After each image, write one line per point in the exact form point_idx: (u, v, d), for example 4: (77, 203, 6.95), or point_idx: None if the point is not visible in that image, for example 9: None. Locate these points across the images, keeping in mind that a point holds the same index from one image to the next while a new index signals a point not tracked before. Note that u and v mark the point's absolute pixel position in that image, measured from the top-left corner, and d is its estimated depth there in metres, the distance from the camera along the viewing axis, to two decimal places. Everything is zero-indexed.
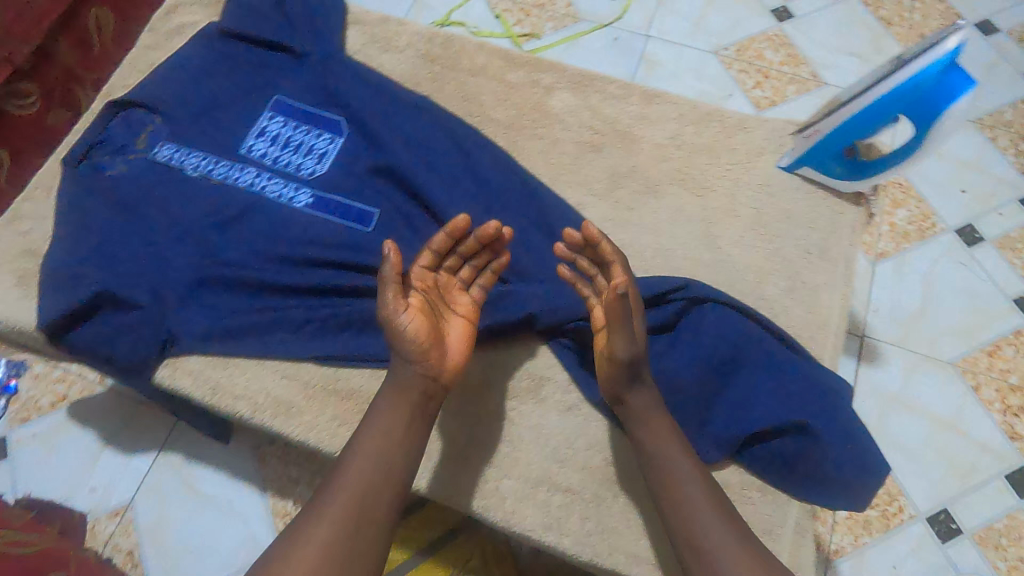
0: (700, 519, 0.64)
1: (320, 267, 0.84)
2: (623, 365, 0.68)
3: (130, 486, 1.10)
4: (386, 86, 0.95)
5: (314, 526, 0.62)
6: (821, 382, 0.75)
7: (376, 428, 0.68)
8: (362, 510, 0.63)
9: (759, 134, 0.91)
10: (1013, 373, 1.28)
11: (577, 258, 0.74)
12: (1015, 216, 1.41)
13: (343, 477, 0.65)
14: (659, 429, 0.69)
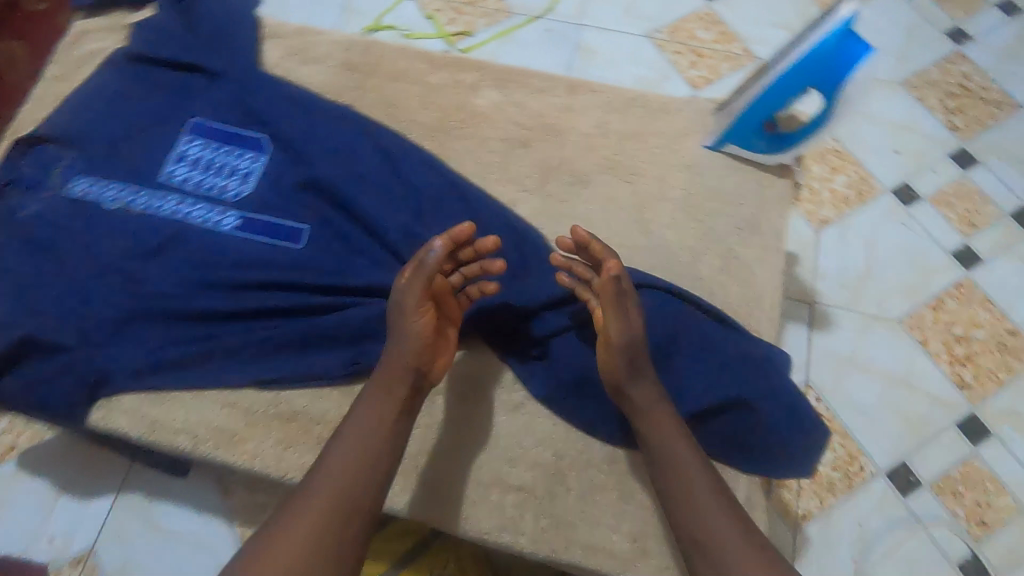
0: (703, 508, 0.63)
1: (250, 290, 0.82)
2: (630, 349, 0.69)
3: (90, 532, 1.06)
4: (307, 98, 0.94)
5: (295, 521, 0.60)
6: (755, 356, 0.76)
7: (364, 417, 0.68)
8: (344, 504, 0.62)
9: (683, 116, 0.92)
10: (956, 324, 1.32)
11: (574, 265, 0.74)
12: (947, 171, 1.45)
13: (325, 471, 0.64)
14: (665, 424, 0.68)
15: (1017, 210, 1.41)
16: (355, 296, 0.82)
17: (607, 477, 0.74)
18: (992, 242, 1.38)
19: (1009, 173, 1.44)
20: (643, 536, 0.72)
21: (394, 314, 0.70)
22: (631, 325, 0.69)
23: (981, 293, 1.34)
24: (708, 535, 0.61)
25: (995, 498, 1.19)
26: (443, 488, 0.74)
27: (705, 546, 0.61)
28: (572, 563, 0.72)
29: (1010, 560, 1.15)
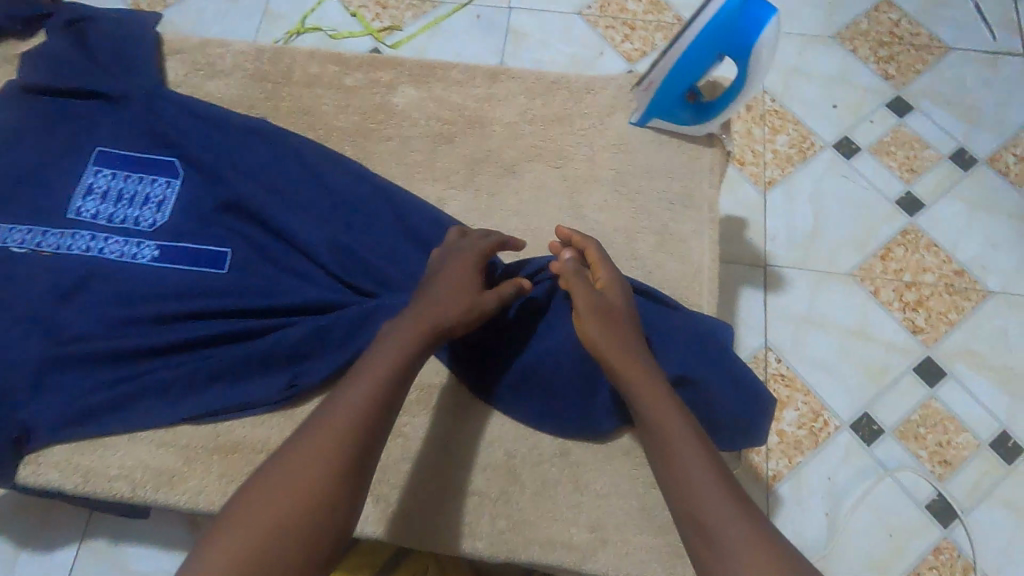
0: (705, 491, 0.57)
1: (176, 322, 0.79)
2: (603, 307, 0.69)
3: None
4: (216, 114, 0.89)
5: (256, 513, 0.54)
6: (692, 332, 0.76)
7: (342, 405, 0.60)
8: (310, 496, 0.55)
9: (606, 93, 0.90)
10: (906, 271, 1.33)
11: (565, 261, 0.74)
12: (885, 120, 1.45)
13: (294, 454, 0.57)
14: (665, 407, 0.63)
15: (954, 152, 1.42)
16: (286, 316, 0.80)
17: (559, 470, 0.73)
18: (932, 186, 1.40)
19: (944, 116, 1.45)
20: (600, 525, 0.71)
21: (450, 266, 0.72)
22: (605, 298, 0.70)
23: (926, 238, 1.36)
24: (711, 520, 0.56)
25: (954, 436, 1.22)
26: (393, 502, 0.72)
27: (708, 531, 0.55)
28: (532, 562, 0.71)
29: (974, 494, 1.18)
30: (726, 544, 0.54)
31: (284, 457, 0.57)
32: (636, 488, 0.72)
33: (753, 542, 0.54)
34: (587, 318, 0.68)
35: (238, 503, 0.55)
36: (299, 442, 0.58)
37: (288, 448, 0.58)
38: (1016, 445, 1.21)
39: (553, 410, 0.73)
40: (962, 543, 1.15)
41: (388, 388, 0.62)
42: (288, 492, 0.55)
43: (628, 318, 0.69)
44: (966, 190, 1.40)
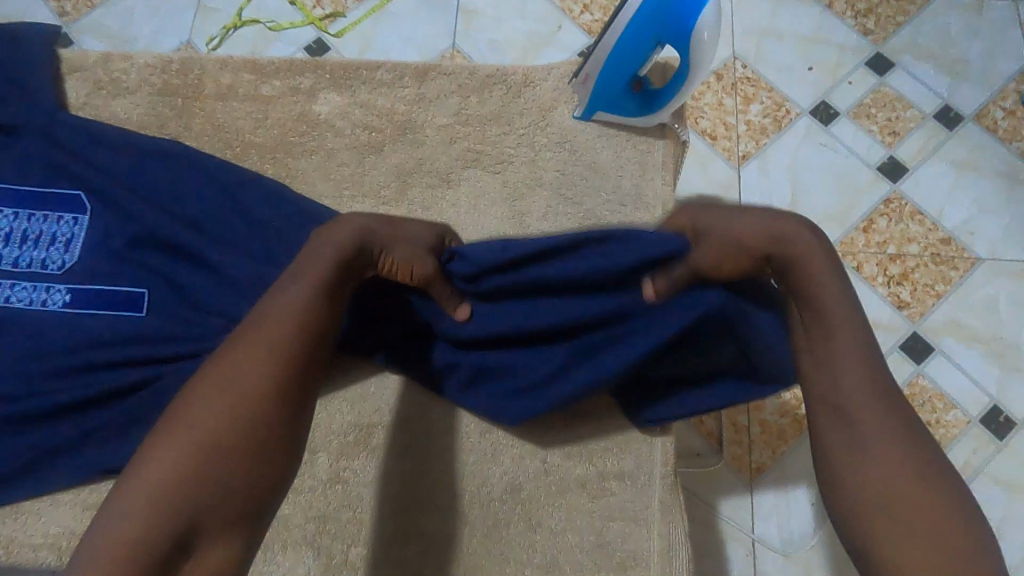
0: (857, 395, 0.54)
1: (95, 372, 0.73)
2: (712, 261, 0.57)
3: None
4: (120, 138, 0.81)
5: (159, 464, 0.49)
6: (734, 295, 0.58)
7: (259, 347, 0.56)
8: (215, 447, 0.51)
9: (546, 86, 0.83)
10: (890, 243, 1.26)
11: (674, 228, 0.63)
12: (864, 81, 1.36)
13: (203, 408, 0.53)
14: (827, 285, 0.56)
15: (939, 111, 1.34)
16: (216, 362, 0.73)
17: (510, 507, 0.69)
18: (916, 149, 1.32)
19: (928, 71, 1.36)
20: (555, 564, 0.67)
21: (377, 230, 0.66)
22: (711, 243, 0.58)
23: (911, 206, 1.28)
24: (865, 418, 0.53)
25: (943, 414, 1.17)
26: (336, 554, 0.68)
27: (846, 418, 0.53)
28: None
29: (965, 472, 1.14)
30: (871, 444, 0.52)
31: (186, 405, 0.53)
32: (593, 523, 0.68)
33: (901, 453, 0.52)
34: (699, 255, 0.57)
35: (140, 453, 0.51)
36: (214, 389, 0.54)
37: (193, 397, 0.54)
38: (1008, 419, 1.16)
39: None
40: None
41: (302, 331, 0.58)
42: (194, 439, 0.51)
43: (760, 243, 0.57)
44: (951, 150, 1.32)
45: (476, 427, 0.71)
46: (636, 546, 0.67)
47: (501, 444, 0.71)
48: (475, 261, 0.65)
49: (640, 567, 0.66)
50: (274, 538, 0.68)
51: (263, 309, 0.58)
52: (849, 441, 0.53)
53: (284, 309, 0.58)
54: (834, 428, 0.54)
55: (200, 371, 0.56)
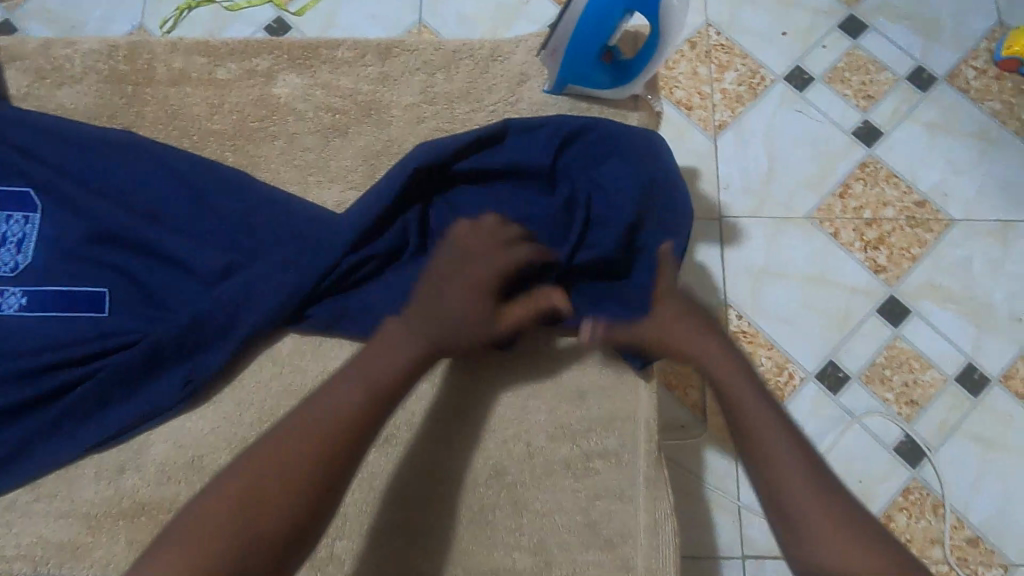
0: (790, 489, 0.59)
1: (56, 376, 0.69)
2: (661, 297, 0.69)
3: None
4: (69, 129, 0.76)
5: (201, 523, 0.53)
6: (646, 159, 0.74)
7: (310, 416, 0.58)
8: (249, 516, 0.54)
9: (514, 60, 0.80)
10: (865, 208, 1.27)
11: (623, 174, 0.73)
12: (838, 44, 1.35)
13: (249, 470, 0.56)
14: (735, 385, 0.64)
15: (912, 73, 1.33)
16: (189, 359, 0.70)
17: (496, 491, 0.68)
18: (891, 112, 1.31)
19: (901, 33, 1.35)
20: (542, 546, 0.66)
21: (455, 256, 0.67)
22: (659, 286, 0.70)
23: (886, 169, 1.29)
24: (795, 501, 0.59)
25: (920, 374, 1.19)
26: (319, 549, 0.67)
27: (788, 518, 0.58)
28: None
29: (942, 431, 1.16)
30: (810, 528, 0.57)
31: (242, 477, 0.55)
32: (579, 503, 0.68)
33: (844, 536, 0.56)
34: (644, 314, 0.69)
35: (193, 520, 0.54)
36: (264, 454, 0.57)
37: (246, 459, 0.57)
38: (982, 376, 1.19)
39: (474, 390, 0.71)
40: (930, 481, 1.14)
41: (353, 416, 0.59)
42: (245, 511, 0.54)
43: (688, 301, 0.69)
44: (924, 112, 1.31)
45: (457, 414, 0.71)
46: (623, 523, 0.67)
47: (483, 429, 0.70)
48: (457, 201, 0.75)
49: (628, 543, 0.66)
50: None
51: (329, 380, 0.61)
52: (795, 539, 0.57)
53: (349, 395, 0.60)
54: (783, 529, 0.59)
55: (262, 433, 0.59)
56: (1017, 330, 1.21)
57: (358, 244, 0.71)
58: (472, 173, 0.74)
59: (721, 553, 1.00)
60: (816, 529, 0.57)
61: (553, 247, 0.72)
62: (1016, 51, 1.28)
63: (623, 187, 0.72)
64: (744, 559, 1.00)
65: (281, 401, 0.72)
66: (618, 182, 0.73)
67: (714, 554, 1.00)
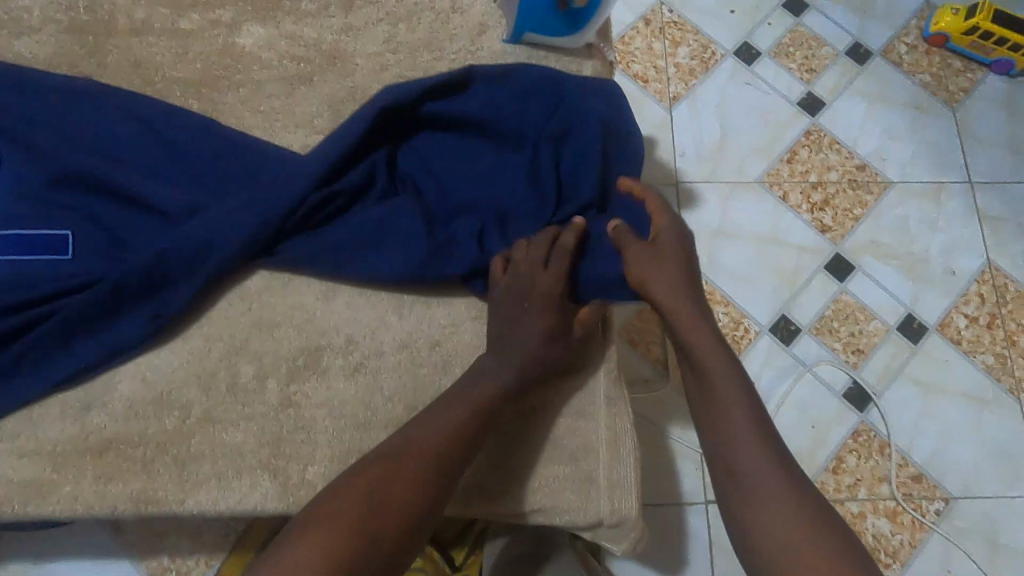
0: (740, 451, 0.61)
1: (11, 316, 0.69)
2: (654, 251, 0.70)
3: None
4: (26, 76, 0.76)
5: (337, 511, 0.56)
6: (600, 104, 0.78)
7: (436, 429, 0.63)
8: (373, 516, 0.57)
9: (474, 11, 0.84)
10: (811, 172, 1.34)
11: (581, 116, 0.77)
12: (782, 22, 1.43)
13: (381, 471, 0.59)
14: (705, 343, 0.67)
15: (851, 48, 1.42)
16: (154, 297, 0.71)
17: (499, 454, 0.70)
18: (832, 84, 1.40)
19: (839, 12, 1.44)
20: (510, 463, 0.70)
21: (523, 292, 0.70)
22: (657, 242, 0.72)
23: (829, 137, 1.37)
24: (754, 478, 0.59)
25: (865, 325, 1.26)
26: (294, 473, 0.69)
27: (735, 475, 0.60)
28: (474, 514, 0.70)
29: (886, 377, 1.24)
30: (752, 489, 0.59)
31: (352, 491, 0.58)
32: (544, 421, 0.72)
33: (787, 505, 0.58)
34: (636, 266, 0.69)
35: (320, 511, 0.56)
36: (396, 457, 0.60)
37: (378, 462, 0.60)
38: (920, 325, 1.27)
39: (441, 321, 0.75)
40: (877, 423, 1.21)
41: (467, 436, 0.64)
42: (376, 497, 0.58)
43: (679, 264, 0.70)
44: (862, 85, 1.40)
45: (435, 354, 0.73)
46: (583, 439, 0.71)
47: (451, 356, 0.73)
48: (423, 148, 0.78)
49: (590, 457, 0.70)
50: (230, 464, 0.69)
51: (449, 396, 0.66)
52: (741, 496, 0.59)
53: (452, 413, 0.64)
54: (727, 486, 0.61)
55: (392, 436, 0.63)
56: (951, 283, 1.29)
57: (326, 182, 0.73)
58: (435, 117, 0.77)
59: (686, 499, 1.04)
60: (761, 492, 0.59)
61: (518, 188, 0.76)
62: (943, 28, 1.38)
63: (581, 128, 0.76)
64: (707, 504, 1.04)
65: (250, 335, 0.73)
66: (576, 124, 0.77)
67: (678, 500, 1.04)
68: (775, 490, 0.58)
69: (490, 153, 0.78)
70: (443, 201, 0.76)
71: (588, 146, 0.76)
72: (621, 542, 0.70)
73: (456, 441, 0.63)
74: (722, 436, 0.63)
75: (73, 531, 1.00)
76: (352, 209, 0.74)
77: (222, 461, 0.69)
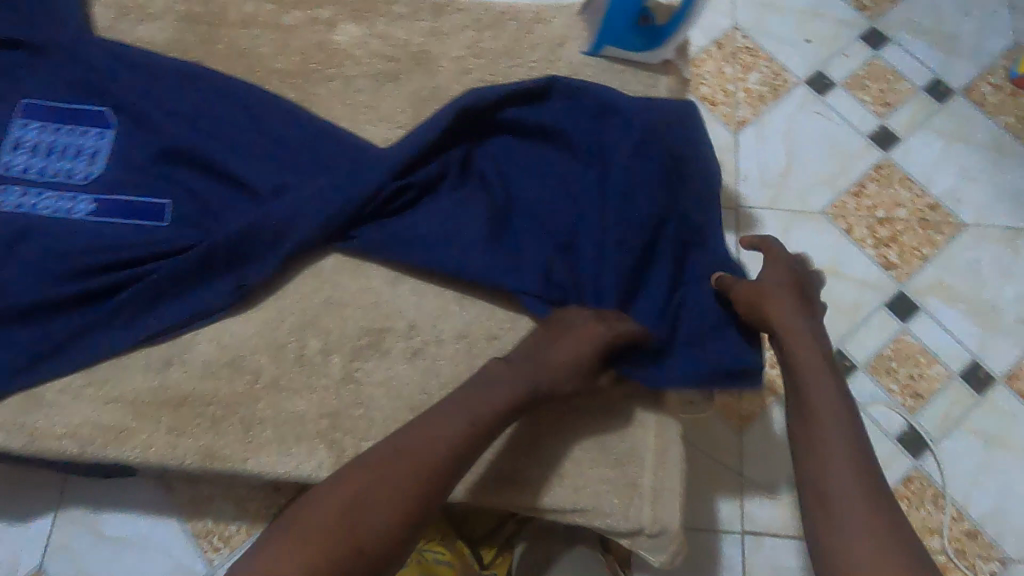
0: (831, 473, 0.61)
1: (112, 272, 0.75)
2: (763, 279, 0.73)
3: (35, 551, 1.01)
4: (144, 57, 0.83)
5: (329, 504, 0.59)
6: (671, 120, 0.80)
7: (438, 428, 0.64)
8: (365, 510, 0.59)
9: (556, 23, 0.87)
10: (879, 207, 1.31)
11: (653, 130, 0.78)
12: (860, 54, 1.41)
13: (376, 469, 0.61)
14: (813, 370, 0.67)
15: (930, 84, 1.39)
16: (239, 268, 0.76)
17: (525, 449, 0.72)
18: (907, 119, 1.37)
19: (921, 47, 1.41)
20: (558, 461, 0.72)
21: (559, 330, 0.70)
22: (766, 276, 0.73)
23: (901, 172, 1.33)
24: (846, 505, 0.59)
25: (926, 369, 1.22)
26: (349, 447, 0.72)
27: (823, 495, 0.61)
28: (518, 507, 0.71)
29: (945, 425, 1.18)
30: (840, 511, 0.59)
31: (345, 487, 0.61)
32: (593, 423, 0.73)
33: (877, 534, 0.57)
34: (743, 291, 0.72)
35: (314, 504, 0.60)
36: (393, 455, 0.62)
37: (377, 460, 0.62)
38: (986, 374, 1.21)
39: (502, 317, 0.77)
40: (932, 472, 1.16)
41: (471, 438, 0.64)
42: (367, 493, 0.60)
43: (790, 292, 0.72)
44: (939, 123, 1.36)
45: (493, 348, 0.76)
46: (628, 448, 0.72)
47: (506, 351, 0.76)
48: (496, 148, 0.81)
49: (635, 462, 0.72)
50: (292, 432, 0.73)
51: (460, 394, 0.66)
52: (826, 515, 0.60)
53: (456, 415, 0.64)
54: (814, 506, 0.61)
55: (400, 431, 0.64)
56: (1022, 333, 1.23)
57: (402, 173, 0.76)
58: (511, 120, 0.80)
59: (722, 526, 1.02)
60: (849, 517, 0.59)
61: (585, 195, 0.78)
62: None
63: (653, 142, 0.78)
64: (745, 534, 1.02)
65: (320, 311, 0.77)
66: (647, 137, 0.78)
67: (713, 526, 1.02)
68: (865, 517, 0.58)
69: (559, 161, 0.80)
70: (511, 202, 0.78)
71: (659, 161, 0.77)
72: (660, 554, 0.70)
73: (459, 443, 0.63)
74: (816, 460, 0.63)
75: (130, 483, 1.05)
76: (425, 201, 0.78)
77: (285, 427, 0.73)
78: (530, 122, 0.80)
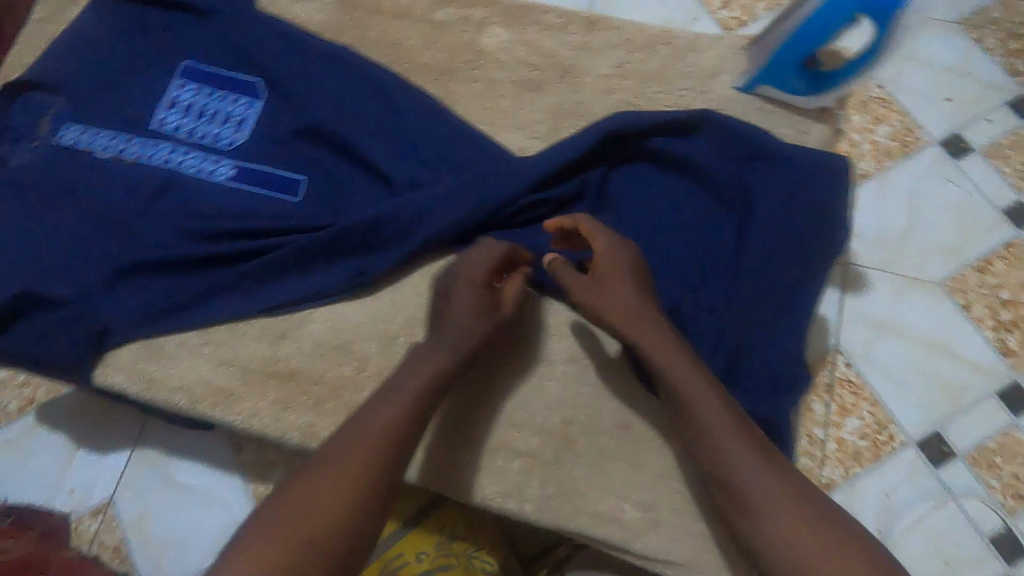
0: (736, 467, 0.61)
1: (244, 239, 0.77)
2: (597, 274, 0.69)
3: (108, 484, 0.98)
4: (300, 34, 0.85)
5: (279, 524, 0.54)
6: (823, 171, 0.75)
7: (369, 423, 0.60)
8: (319, 519, 0.54)
9: (711, 54, 0.84)
10: (1004, 287, 1.13)
11: (803, 179, 0.75)
12: (1005, 120, 1.21)
13: (313, 481, 0.56)
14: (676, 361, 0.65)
15: None
16: (363, 255, 0.77)
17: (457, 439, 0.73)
18: None
19: None
20: (652, 504, 0.71)
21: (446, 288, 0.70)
22: (598, 270, 0.69)
23: None
24: (761, 496, 0.59)
25: None
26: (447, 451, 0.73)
27: (735, 491, 0.60)
28: (606, 542, 0.71)
29: None
30: (758, 507, 0.59)
31: (287, 507, 0.55)
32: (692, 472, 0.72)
33: (797, 509, 0.58)
34: (585, 299, 0.69)
35: (260, 532, 0.53)
36: (326, 458, 0.58)
37: (317, 470, 0.57)
38: None
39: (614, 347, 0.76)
40: None
41: (405, 424, 0.61)
42: (317, 502, 0.55)
43: (630, 279, 0.69)
44: None
45: (601, 378, 0.75)
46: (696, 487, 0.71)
47: (614, 383, 0.75)
48: (634, 174, 0.79)
49: None
50: None
51: (378, 394, 0.63)
52: (743, 511, 0.60)
53: (385, 407, 0.61)
54: (733, 507, 0.60)
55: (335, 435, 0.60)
56: None
57: (539, 187, 0.76)
58: (656, 147, 0.78)
59: None
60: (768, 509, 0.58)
61: (716, 237, 0.77)
62: None
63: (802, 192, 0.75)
64: None
65: None
66: (795, 186, 0.75)
67: None
68: (776, 494, 0.59)
69: (695, 196, 0.78)
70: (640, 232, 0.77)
71: (804, 211, 0.74)
72: None
73: (396, 431, 0.60)
74: (720, 462, 0.61)
75: (204, 435, 1.00)
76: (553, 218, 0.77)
77: None
78: (673, 153, 0.78)
